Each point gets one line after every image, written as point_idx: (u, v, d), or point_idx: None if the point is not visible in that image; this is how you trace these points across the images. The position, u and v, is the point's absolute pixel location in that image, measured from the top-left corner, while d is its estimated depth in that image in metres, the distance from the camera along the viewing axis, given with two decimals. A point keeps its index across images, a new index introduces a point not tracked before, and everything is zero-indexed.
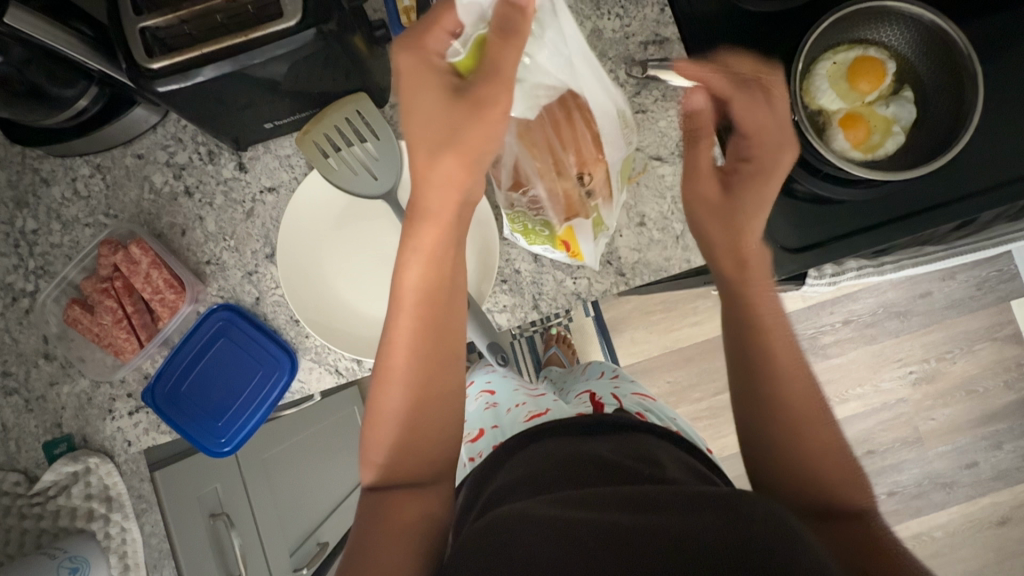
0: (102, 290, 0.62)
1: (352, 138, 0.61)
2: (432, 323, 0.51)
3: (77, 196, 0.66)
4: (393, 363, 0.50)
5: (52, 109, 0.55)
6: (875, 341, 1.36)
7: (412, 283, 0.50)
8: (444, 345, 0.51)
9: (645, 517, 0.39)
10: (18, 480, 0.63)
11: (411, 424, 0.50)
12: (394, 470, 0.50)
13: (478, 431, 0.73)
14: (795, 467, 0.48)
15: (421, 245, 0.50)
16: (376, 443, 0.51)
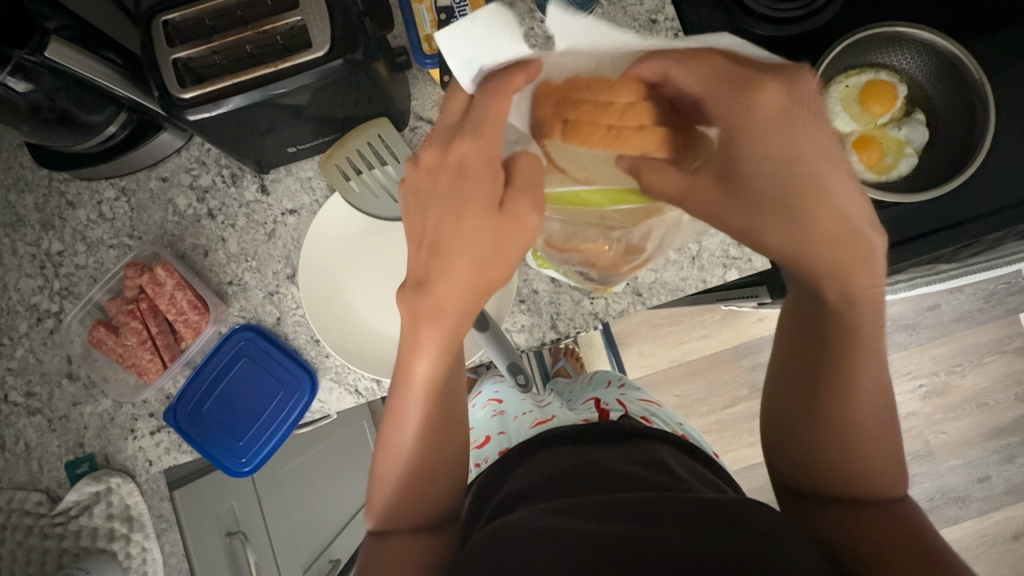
0: (127, 311, 0.62)
1: (373, 161, 0.62)
2: (438, 414, 0.50)
3: (101, 218, 0.67)
4: (397, 436, 0.51)
5: (81, 135, 0.57)
6: None
7: (424, 372, 0.48)
8: (446, 432, 0.52)
9: (644, 528, 0.42)
10: (41, 500, 0.63)
11: (407, 494, 0.52)
12: (394, 518, 0.52)
13: (484, 438, 0.73)
14: (801, 464, 0.49)
15: (432, 343, 0.46)
16: (379, 494, 0.53)
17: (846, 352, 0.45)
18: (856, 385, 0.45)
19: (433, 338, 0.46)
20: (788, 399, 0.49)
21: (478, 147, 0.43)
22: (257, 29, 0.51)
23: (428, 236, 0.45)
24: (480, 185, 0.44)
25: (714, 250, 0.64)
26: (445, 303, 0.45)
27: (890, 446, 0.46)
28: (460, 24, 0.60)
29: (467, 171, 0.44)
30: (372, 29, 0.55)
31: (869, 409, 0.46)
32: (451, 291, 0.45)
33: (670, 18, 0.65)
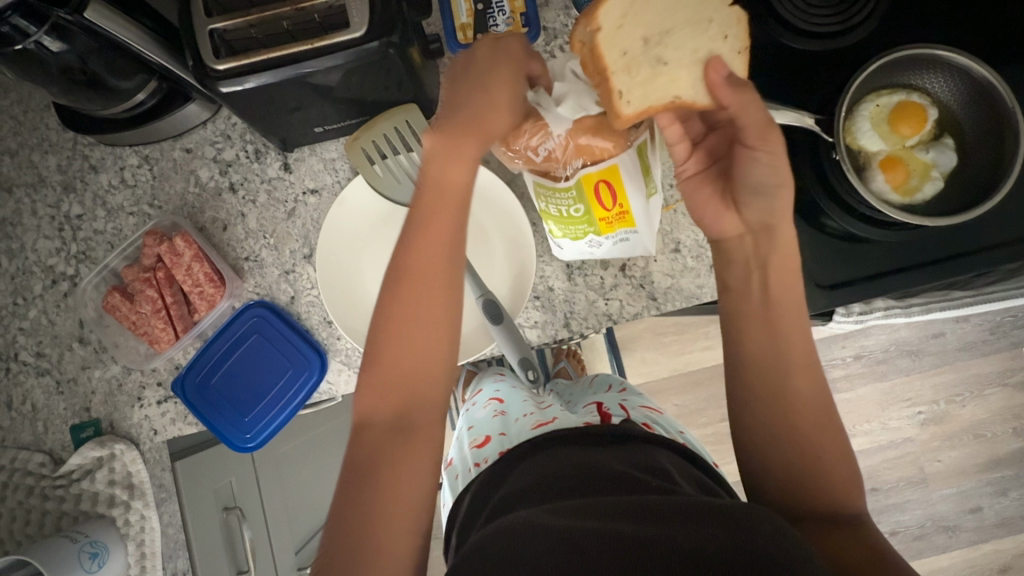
0: (144, 279, 0.62)
1: (399, 147, 0.62)
2: (457, 242, 0.50)
3: (123, 184, 0.67)
4: (410, 291, 0.49)
5: (110, 99, 0.57)
6: (885, 379, 1.36)
7: (457, 184, 0.49)
8: (454, 287, 0.50)
9: (657, 529, 0.41)
10: (44, 462, 0.63)
11: (411, 360, 0.49)
12: (394, 401, 0.49)
13: (484, 438, 0.72)
14: (765, 470, 0.50)
15: (463, 153, 0.49)
16: (378, 374, 0.49)
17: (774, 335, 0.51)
18: (783, 383, 0.50)
19: (474, 151, 0.49)
20: (739, 399, 0.52)
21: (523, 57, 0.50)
22: (297, 6, 0.51)
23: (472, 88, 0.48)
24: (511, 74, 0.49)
25: None
26: (481, 124, 0.48)
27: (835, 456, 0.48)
28: (497, 16, 0.60)
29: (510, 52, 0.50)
30: (411, 14, 0.55)
31: (807, 420, 0.49)
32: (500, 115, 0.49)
33: None
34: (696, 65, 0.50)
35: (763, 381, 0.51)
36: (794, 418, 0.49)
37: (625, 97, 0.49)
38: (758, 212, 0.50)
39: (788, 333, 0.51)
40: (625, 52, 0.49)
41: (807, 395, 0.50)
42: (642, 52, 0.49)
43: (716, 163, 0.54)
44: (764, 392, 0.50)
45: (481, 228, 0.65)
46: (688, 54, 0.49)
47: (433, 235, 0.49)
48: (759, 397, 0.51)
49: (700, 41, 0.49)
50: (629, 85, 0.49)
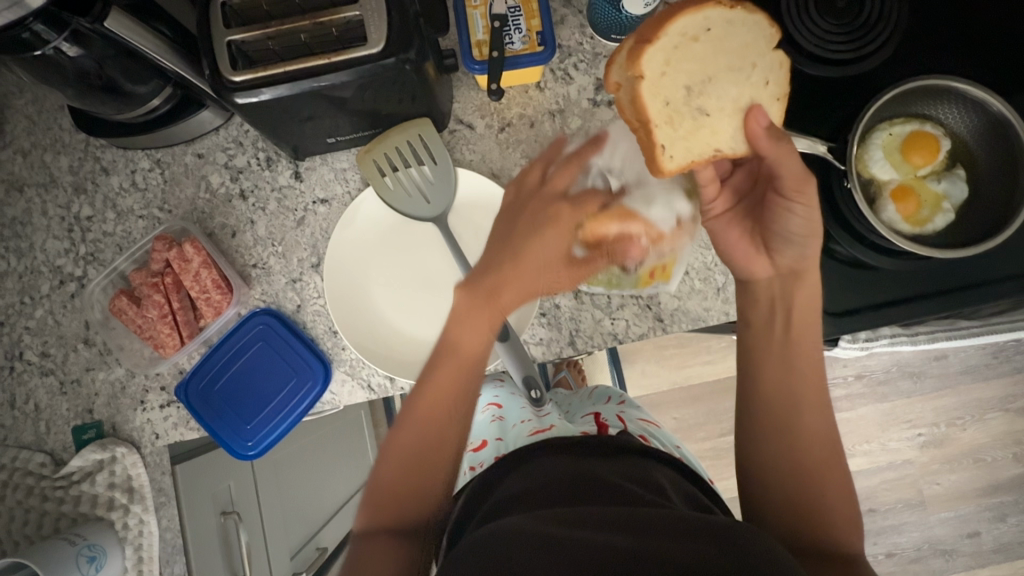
0: (152, 284, 0.62)
1: (410, 161, 0.62)
2: (464, 389, 0.55)
3: (134, 187, 0.67)
4: (420, 419, 0.54)
5: (124, 104, 0.57)
6: (886, 400, 1.36)
7: (469, 346, 0.55)
8: (456, 427, 0.54)
9: (642, 539, 0.41)
10: (45, 462, 0.63)
11: (412, 482, 0.53)
12: (385, 516, 0.52)
13: (480, 442, 0.74)
14: (767, 484, 0.51)
15: (478, 320, 0.55)
16: (377, 485, 0.54)
17: (795, 365, 0.53)
18: (798, 410, 0.52)
19: (486, 316, 0.55)
20: (752, 420, 0.54)
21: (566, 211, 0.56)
22: (315, 20, 0.51)
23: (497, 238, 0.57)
24: (538, 212, 0.56)
25: None
26: (502, 284, 0.55)
27: (842, 488, 0.50)
28: (512, 33, 0.59)
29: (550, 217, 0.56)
30: (427, 30, 0.55)
31: (818, 449, 0.51)
32: (535, 254, 0.56)
33: None
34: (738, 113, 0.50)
35: (781, 406, 0.52)
36: (805, 446, 0.51)
37: (670, 151, 0.51)
38: (789, 258, 0.52)
39: (805, 366, 0.53)
40: (667, 102, 0.49)
41: (820, 426, 0.52)
42: (684, 102, 0.50)
43: (743, 200, 0.55)
44: (781, 417, 0.52)
45: None
46: (731, 104, 0.50)
47: (454, 373, 0.55)
48: (775, 419, 0.52)
49: (746, 89, 0.50)
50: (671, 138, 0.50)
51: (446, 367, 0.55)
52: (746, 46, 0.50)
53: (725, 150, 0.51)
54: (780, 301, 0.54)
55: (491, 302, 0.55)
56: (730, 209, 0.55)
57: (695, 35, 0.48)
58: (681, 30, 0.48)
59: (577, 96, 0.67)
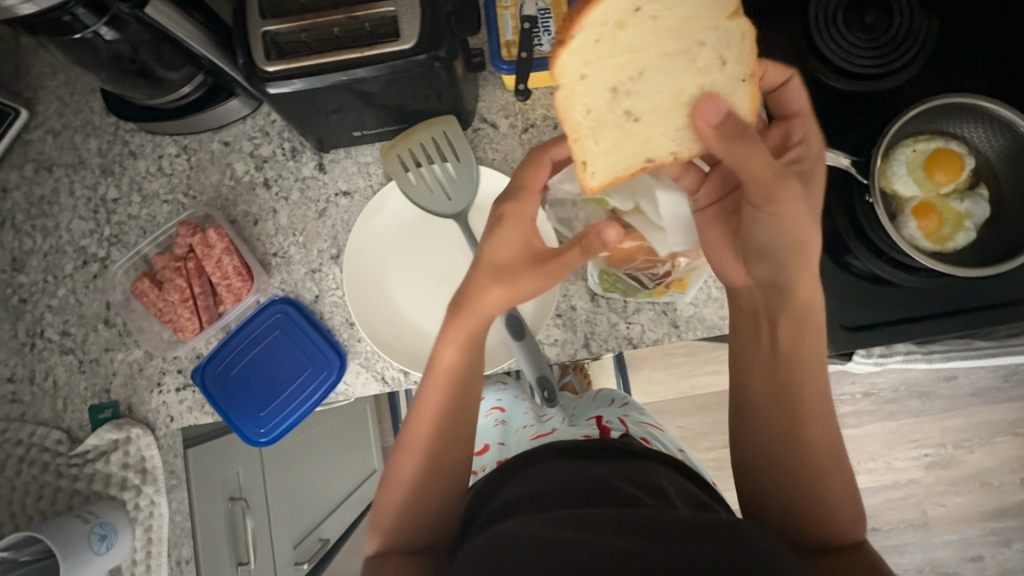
0: (175, 268, 0.62)
1: (434, 157, 0.63)
2: (450, 400, 0.56)
3: (160, 172, 0.68)
4: (411, 438, 0.57)
5: (156, 90, 0.58)
6: (894, 418, 1.35)
7: (449, 362, 0.56)
8: (451, 434, 0.57)
9: (649, 543, 0.41)
10: (61, 439, 0.64)
11: (415, 496, 0.56)
12: (397, 533, 0.56)
13: (483, 446, 0.75)
14: (774, 487, 0.52)
15: (455, 335, 0.55)
16: (384, 506, 0.57)
17: (791, 369, 0.52)
18: (796, 412, 0.52)
19: (459, 331, 0.55)
20: (749, 424, 0.54)
21: (521, 207, 0.55)
22: (350, 14, 0.51)
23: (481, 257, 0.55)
24: (513, 228, 0.54)
25: None
26: (482, 306, 0.54)
27: (843, 482, 0.51)
28: (541, 35, 0.60)
29: (509, 221, 0.54)
30: (459, 28, 0.55)
31: (821, 449, 0.51)
32: (509, 254, 0.54)
33: None
34: (681, 109, 0.49)
35: (776, 411, 0.53)
36: (804, 447, 0.51)
37: (592, 168, 0.51)
38: (764, 269, 0.52)
39: (802, 367, 0.52)
40: (588, 110, 0.48)
41: (821, 422, 0.52)
42: (609, 106, 0.48)
43: (726, 197, 0.56)
44: (776, 421, 0.52)
45: None
46: (670, 100, 0.48)
47: (435, 389, 0.56)
48: (771, 424, 0.53)
49: (684, 77, 0.47)
50: (593, 152, 0.50)
51: (432, 385, 0.56)
52: (687, 24, 0.46)
53: (662, 154, 0.51)
54: (773, 303, 0.53)
55: (471, 322, 0.55)
56: (715, 202, 0.57)
57: (621, 21, 0.44)
58: (599, 18, 0.44)
59: None
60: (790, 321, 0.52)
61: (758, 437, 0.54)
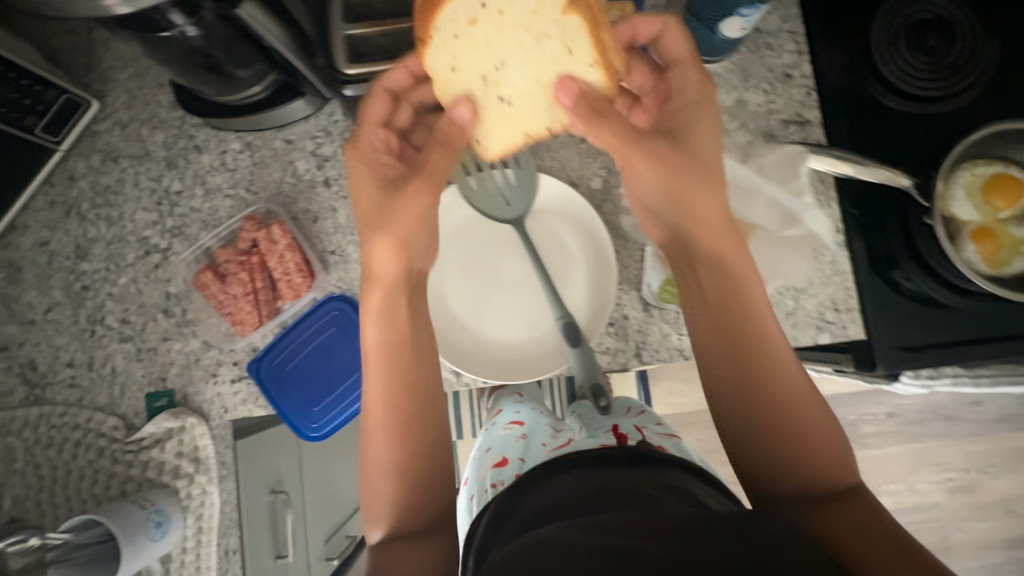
0: (238, 262, 0.64)
1: (495, 164, 0.65)
2: (393, 365, 0.55)
3: (223, 166, 0.69)
4: (373, 421, 0.55)
5: (224, 84, 0.59)
6: (917, 441, 1.33)
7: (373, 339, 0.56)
8: (411, 399, 0.55)
9: (670, 543, 0.41)
10: (117, 426, 0.65)
11: (394, 471, 0.54)
12: (395, 515, 0.53)
13: (502, 459, 0.72)
14: (791, 507, 0.48)
15: (372, 306, 0.55)
16: (376, 497, 0.55)
17: (746, 335, 0.53)
18: (757, 370, 0.52)
19: (376, 304, 0.55)
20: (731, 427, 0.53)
21: (364, 150, 0.57)
22: None
23: (368, 219, 0.56)
24: (365, 183, 0.56)
25: (809, 310, 0.64)
26: (385, 273, 0.55)
27: (822, 430, 0.51)
28: None
29: (358, 166, 0.56)
30: None
31: (788, 397, 0.51)
32: (413, 210, 0.54)
33: (805, 75, 0.67)
34: (544, 92, 0.53)
35: (744, 376, 0.52)
36: (770, 406, 0.51)
37: (484, 140, 0.57)
38: (676, 245, 0.57)
39: (754, 327, 0.53)
40: (457, 66, 0.52)
41: (787, 371, 0.52)
42: (484, 93, 0.53)
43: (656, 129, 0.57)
44: (748, 385, 0.52)
45: (567, 249, 0.66)
46: (535, 85, 0.52)
47: (371, 362, 0.55)
48: (752, 406, 0.52)
49: (543, 62, 0.51)
50: (488, 122, 0.55)
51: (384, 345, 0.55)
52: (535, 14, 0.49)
53: (538, 133, 0.56)
54: (726, 272, 0.54)
55: (399, 284, 0.56)
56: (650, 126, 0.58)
57: (472, 17, 0.50)
58: (450, 16, 0.49)
59: None
60: (727, 282, 0.54)
61: (739, 420, 0.53)
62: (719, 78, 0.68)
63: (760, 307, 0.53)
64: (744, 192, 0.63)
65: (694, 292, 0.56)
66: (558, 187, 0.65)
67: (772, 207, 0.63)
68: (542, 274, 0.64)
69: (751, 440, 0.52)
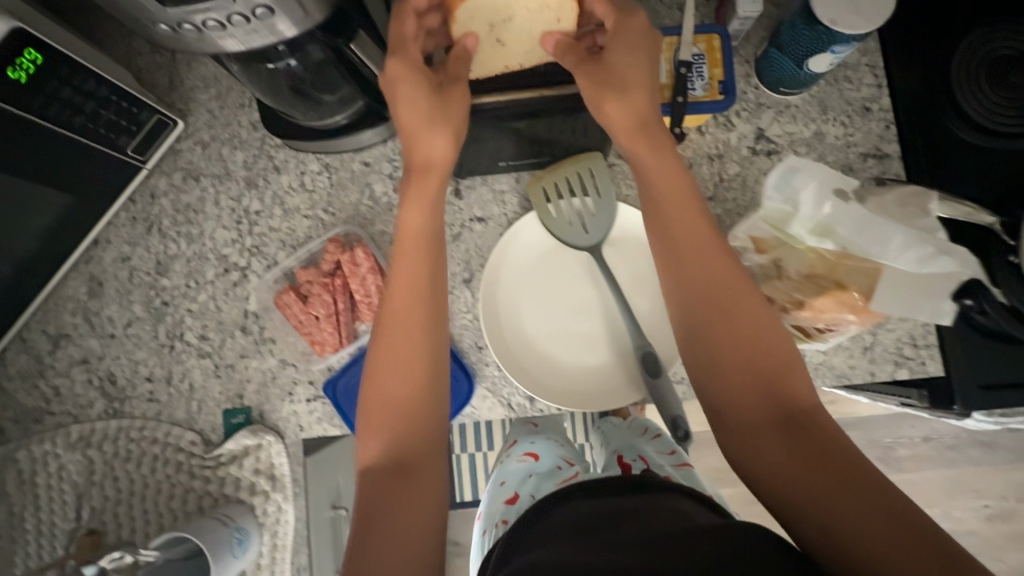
0: (322, 284, 0.66)
1: (577, 192, 0.64)
2: (421, 271, 0.57)
3: (302, 187, 0.70)
4: (394, 327, 0.56)
5: (312, 109, 0.61)
6: (954, 466, 1.32)
7: (415, 226, 0.58)
8: (427, 325, 0.56)
9: (649, 559, 0.40)
10: (195, 441, 0.67)
11: (408, 381, 0.55)
12: (399, 441, 0.53)
13: (512, 495, 0.65)
14: (785, 481, 0.46)
15: (419, 196, 0.58)
16: (376, 419, 0.54)
17: (730, 304, 0.53)
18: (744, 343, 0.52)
19: (420, 191, 0.58)
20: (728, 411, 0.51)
21: (402, 63, 0.54)
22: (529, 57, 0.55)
23: (418, 121, 0.55)
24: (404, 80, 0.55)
25: (887, 345, 0.64)
26: (432, 160, 0.57)
27: (828, 423, 0.48)
28: (695, 80, 0.61)
29: (398, 85, 0.55)
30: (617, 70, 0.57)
31: (773, 365, 0.51)
32: (456, 104, 0.54)
33: (884, 109, 0.67)
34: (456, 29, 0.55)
35: (722, 344, 0.53)
36: (761, 378, 0.51)
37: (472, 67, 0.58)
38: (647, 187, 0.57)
39: (741, 302, 0.53)
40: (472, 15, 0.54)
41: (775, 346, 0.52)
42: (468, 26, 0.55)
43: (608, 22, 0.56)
44: (732, 343, 0.52)
45: (643, 278, 0.67)
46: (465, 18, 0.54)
47: (407, 265, 0.57)
48: (735, 381, 0.52)
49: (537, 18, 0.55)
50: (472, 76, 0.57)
51: (402, 265, 0.58)
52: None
53: (513, 65, 0.58)
54: (706, 248, 0.55)
55: (434, 191, 0.58)
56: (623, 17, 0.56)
57: None
58: None
59: (737, 143, 0.68)
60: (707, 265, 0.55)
61: (724, 381, 0.52)
62: (798, 110, 0.68)
63: (742, 285, 0.54)
64: (878, 233, 0.51)
65: (682, 294, 0.55)
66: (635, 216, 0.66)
67: (920, 247, 0.51)
68: (620, 300, 0.64)
69: (754, 427, 0.50)
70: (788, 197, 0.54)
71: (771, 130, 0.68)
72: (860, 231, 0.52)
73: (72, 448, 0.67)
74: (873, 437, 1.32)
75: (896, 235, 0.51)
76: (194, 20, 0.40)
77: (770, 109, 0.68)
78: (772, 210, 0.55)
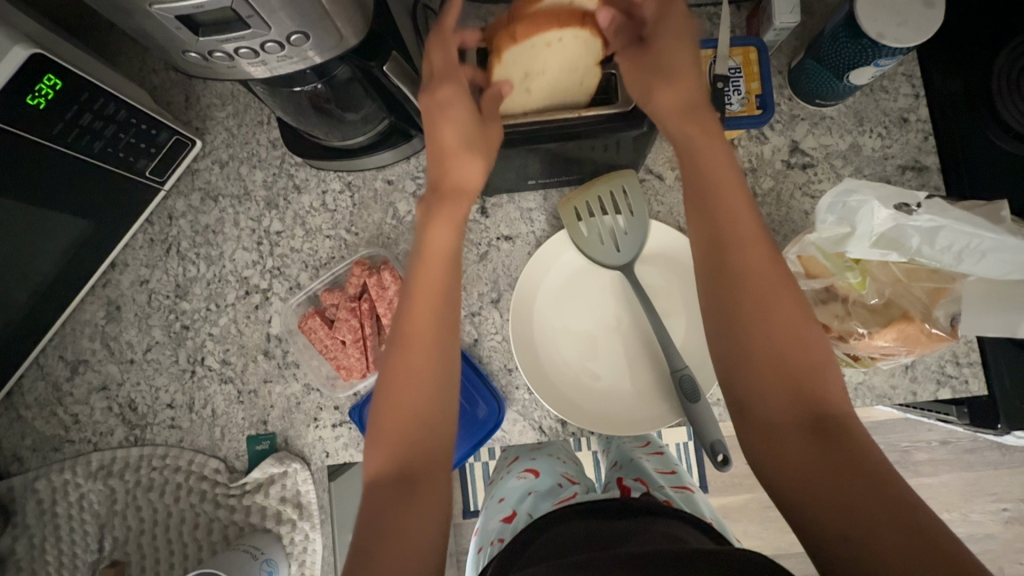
0: (349, 308, 0.64)
1: (609, 210, 0.63)
2: (445, 286, 0.53)
3: (324, 207, 0.69)
4: (413, 336, 0.51)
5: (334, 129, 0.59)
6: (972, 469, 1.30)
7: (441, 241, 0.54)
8: (447, 340, 0.52)
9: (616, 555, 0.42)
10: (219, 468, 0.65)
11: (420, 396, 0.50)
12: (405, 455, 0.48)
13: (509, 514, 0.69)
14: (814, 503, 0.40)
15: (444, 212, 0.54)
16: (383, 429, 0.49)
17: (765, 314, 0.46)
18: (779, 356, 0.45)
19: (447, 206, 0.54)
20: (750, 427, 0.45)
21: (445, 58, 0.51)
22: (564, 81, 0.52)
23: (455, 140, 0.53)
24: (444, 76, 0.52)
25: (929, 364, 0.62)
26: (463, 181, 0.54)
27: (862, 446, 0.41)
28: (732, 94, 0.59)
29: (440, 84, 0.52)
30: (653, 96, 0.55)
31: (811, 379, 0.44)
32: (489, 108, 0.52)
33: (922, 119, 0.66)
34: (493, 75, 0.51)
35: (752, 356, 0.46)
36: (795, 394, 0.44)
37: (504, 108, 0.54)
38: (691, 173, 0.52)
39: (779, 304, 0.46)
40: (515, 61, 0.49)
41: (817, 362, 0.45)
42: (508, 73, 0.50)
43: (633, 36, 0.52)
44: (763, 349, 0.46)
45: (677, 297, 0.65)
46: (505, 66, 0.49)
47: (429, 273, 0.53)
48: (767, 395, 0.45)
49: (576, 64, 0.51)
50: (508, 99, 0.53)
51: (422, 271, 0.53)
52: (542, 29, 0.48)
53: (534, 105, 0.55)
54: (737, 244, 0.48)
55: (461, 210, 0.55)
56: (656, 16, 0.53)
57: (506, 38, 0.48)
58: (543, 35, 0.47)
59: (770, 156, 0.66)
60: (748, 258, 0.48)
61: (750, 391, 0.46)
62: (833, 122, 0.66)
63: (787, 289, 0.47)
64: (949, 245, 0.50)
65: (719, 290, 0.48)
66: (669, 233, 0.64)
67: (997, 257, 0.49)
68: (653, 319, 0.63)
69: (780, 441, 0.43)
70: (846, 218, 0.51)
71: (806, 142, 0.66)
72: (932, 244, 0.50)
73: (93, 477, 0.66)
74: (890, 442, 1.30)
75: (968, 245, 0.49)
76: (225, 49, 0.39)
77: (805, 121, 0.66)
78: (827, 232, 0.52)
